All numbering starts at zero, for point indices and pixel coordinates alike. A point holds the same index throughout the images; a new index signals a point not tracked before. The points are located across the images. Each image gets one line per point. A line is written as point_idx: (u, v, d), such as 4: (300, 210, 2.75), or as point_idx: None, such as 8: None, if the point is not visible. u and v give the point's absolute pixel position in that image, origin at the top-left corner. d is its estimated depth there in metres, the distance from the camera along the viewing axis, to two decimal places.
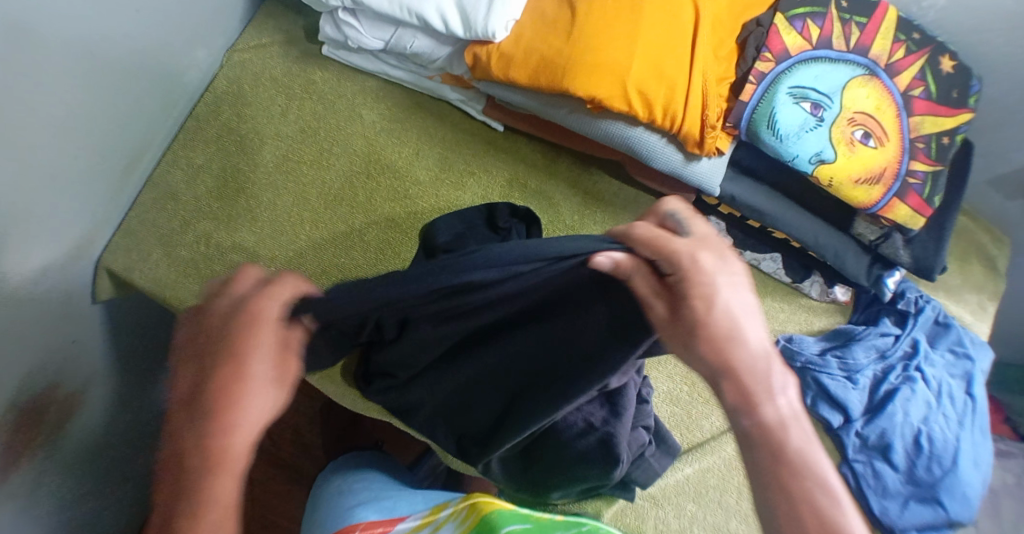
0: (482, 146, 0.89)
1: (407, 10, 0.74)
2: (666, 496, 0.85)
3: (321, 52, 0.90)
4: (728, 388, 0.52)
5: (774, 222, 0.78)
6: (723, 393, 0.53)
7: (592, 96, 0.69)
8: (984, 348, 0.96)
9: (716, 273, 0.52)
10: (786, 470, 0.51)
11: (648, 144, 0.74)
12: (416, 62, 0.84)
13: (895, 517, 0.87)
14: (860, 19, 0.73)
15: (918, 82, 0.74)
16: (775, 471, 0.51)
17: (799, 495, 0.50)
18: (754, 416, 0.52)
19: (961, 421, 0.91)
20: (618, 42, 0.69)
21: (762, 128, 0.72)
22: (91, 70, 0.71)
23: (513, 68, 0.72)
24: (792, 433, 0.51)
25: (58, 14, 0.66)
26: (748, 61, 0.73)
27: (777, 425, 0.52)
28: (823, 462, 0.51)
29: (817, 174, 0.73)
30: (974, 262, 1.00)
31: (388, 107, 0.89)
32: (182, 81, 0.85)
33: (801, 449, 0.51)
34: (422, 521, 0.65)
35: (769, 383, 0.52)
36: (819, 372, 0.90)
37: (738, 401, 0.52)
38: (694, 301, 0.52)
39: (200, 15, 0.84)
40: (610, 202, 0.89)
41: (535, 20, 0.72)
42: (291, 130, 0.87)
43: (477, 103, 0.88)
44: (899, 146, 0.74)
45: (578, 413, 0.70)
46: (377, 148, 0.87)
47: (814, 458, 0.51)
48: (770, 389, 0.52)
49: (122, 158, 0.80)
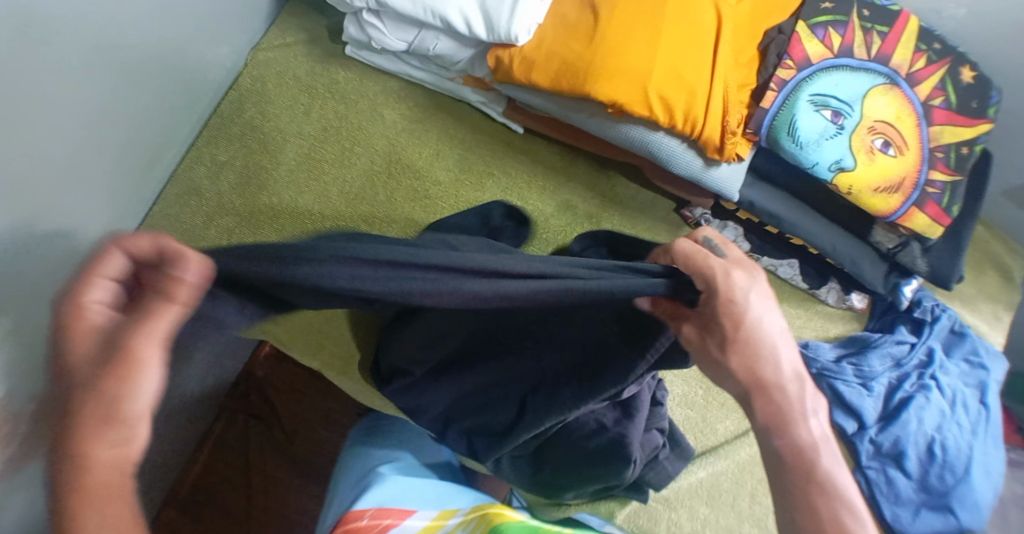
0: (501, 147, 0.90)
1: (430, 12, 0.75)
2: (679, 499, 0.86)
3: (344, 53, 0.91)
4: (759, 404, 0.56)
5: (792, 228, 0.78)
6: (754, 410, 0.56)
7: (613, 101, 0.70)
8: (999, 358, 0.96)
9: (749, 293, 0.55)
10: (815, 489, 0.53)
11: (668, 149, 0.74)
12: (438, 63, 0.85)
13: (907, 524, 0.87)
14: (881, 28, 0.74)
15: (938, 92, 0.75)
16: (799, 485, 0.54)
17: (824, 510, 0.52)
18: (787, 435, 0.55)
19: (975, 430, 0.91)
20: (641, 47, 0.69)
21: (782, 135, 0.72)
22: (115, 66, 0.72)
23: (535, 71, 0.73)
24: (822, 453, 0.54)
25: (85, 9, 0.67)
26: (769, 68, 0.73)
27: (808, 445, 0.55)
28: (847, 481, 0.54)
29: (836, 181, 0.73)
30: (990, 272, 1.01)
31: (409, 107, 0.90)
32: (206, 78, 0.86)
33: (828, 468, 0.54)
34: (432, 524, 0.69)
35: (803, 405, 0.56)
36: (834, 379, 0.91)
37: (773, 419, 0.56)
38: (724, 320, 0.54)
39: (224, 14, 0.85)
40: (627, 205, 0.90)
41: (557, 24, 0.73)
42: (314, 129, 0.88)
43: (498, 105, 0.89)
44: (918, 155, 0.74)
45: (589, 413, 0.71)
46: (397, 148, 0.88)
47: (839, 477, 0.54)
48: (803, 410, 0.56)
49: (146, 153, 0.81)
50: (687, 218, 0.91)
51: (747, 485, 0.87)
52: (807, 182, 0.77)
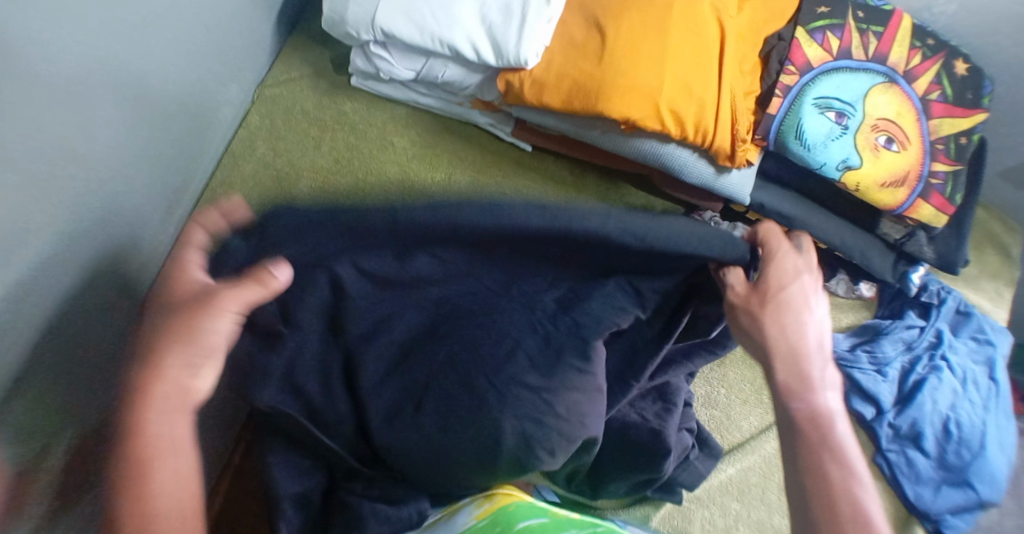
0: (512, 166, 0.91)
1: (438, 41, 0.76)
2: (711, 496, 0.88)
3: (350, 84, 0.93)
4: (783, 372, 0.59)
5: (804, 226, 0.80)
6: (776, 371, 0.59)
7: (626, 117, 0.72)
8: (1005, 333, 1.00)
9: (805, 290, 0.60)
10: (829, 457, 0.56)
11: (680, 159, 0.77)
12: (446, 89, 0.87)
13: (930, 501, 0.90)
14: (876, 29, 0.76)
15: (935, 86, 0.77)
16: (815, 455, 0.57)
17: (833, 477, 0.55)
18: (802, 401, 0.59)
19: (987, 405, 0.94)
20: (649, 64, 0.71)
21: (789, 139, 0.74)
22: (129, 114, 0.73)
23: (546, 93, 0.75)
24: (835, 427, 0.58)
25: (97, 57, 0.67)
26: (772, 75, 0.76)
27: (823, 413, 0.58)
28: (854, 451, 0.57)
29: (843, 180, 0.75)
30: (990, 252, 1.04)
31: (418, 133, 0.91)
32: (215, 116, 0.87)
33: (839, 436, 0.58)
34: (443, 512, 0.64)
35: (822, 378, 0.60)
36: (850, 367, 0.94)
37: (788, 386, 0.59)
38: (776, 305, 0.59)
39: (230, 54, 0.86)
40: (638, 215, 0.91)
41: (565, 45, 0.74)
42: (325, 161, 0.89)
43: (506, 126, 0.91)
44: (920, 148, 0.77)
45: (632, 408, 0.75)
46: (409, 175, 0.89)
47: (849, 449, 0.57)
48: (822, 382, 0.60)
49: (162, 196, 0.82)
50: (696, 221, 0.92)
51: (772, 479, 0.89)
52: (814, 182, 0.80)
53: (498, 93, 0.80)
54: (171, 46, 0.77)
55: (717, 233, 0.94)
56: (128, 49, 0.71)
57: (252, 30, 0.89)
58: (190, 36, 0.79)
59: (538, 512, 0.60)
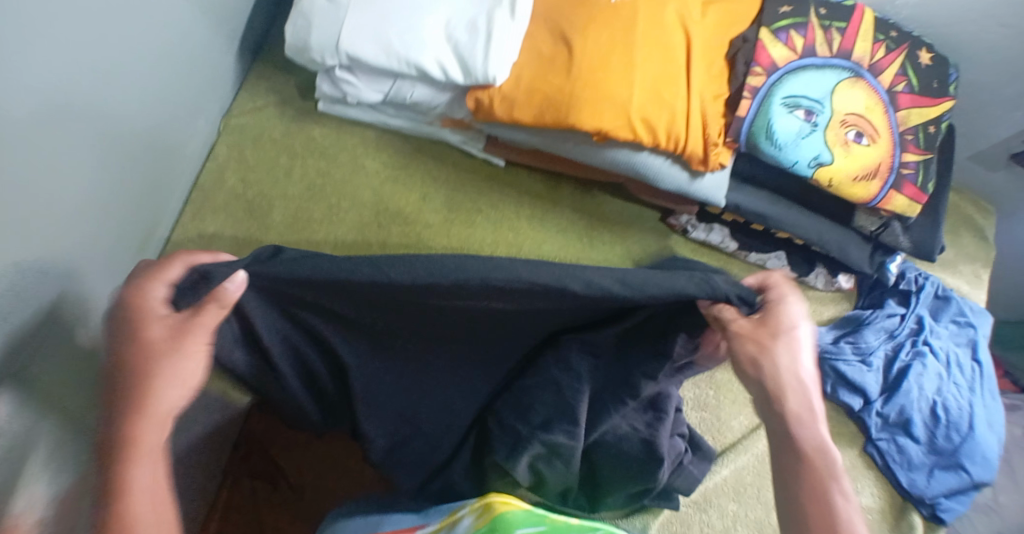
0: (486, 182, 0.91)
1: (405, 62, 0.75)
2: (707, 500, 0.88)
3: (318, 109, 0.92)
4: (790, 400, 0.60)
5: (778, 224, 0.81)
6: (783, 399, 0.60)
7: (598, 128, 0.72)
8: (985, 314, 1.01)
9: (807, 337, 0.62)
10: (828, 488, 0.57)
11: (654, 166, 0.76)
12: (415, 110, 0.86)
13: (924, 486, 0.91)
14: (839, 25, 0.77)
15: (901, 78, 0.78)
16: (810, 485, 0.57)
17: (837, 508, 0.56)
18: (808, 430, 0.59)
19: (972, 387, 0.95)
20: (618, 74, 0.71)
21: (761, 139, 0.75)
22: (101, 158, 0.72)
23: (517, 108, 0.74)
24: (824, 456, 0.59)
25: (66, 99, 0.65)
26: (739, 77, 0.76)
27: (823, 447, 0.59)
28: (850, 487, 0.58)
29: (816, 177, 0.76)
30: (964, 234, 1.06)
31: (389, 155, 0.90)
32: (182, 150, 0.85)
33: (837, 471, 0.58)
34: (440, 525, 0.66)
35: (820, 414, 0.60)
36: (835, 360, 0.94)
37: (791, 416, 0.60)
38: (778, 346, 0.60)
39: (194, 86, 0.85)
40: (615, 223, 0.91)
41: (532, 59, 0.74)
42: (298, 189, 0.88)
43: (477, 142, 0.90)
44: (889, 140, 0.78)
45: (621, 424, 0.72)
46: (384, 198, 0.88)
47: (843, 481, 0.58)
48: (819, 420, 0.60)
49: (135, 236, 0.80)
50: (673, 226, 0.94)
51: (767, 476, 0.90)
52: (788, 179, 0.80)
53: (468, 111, 0.79)
54: (136, 85, 0.75)
55: (693, 235, 0.95)
56: (96, 93, 0.69)
57: (214, 61, 0.88)
58: (153, 69, 0.77)
59: (536, 521, 0.62)
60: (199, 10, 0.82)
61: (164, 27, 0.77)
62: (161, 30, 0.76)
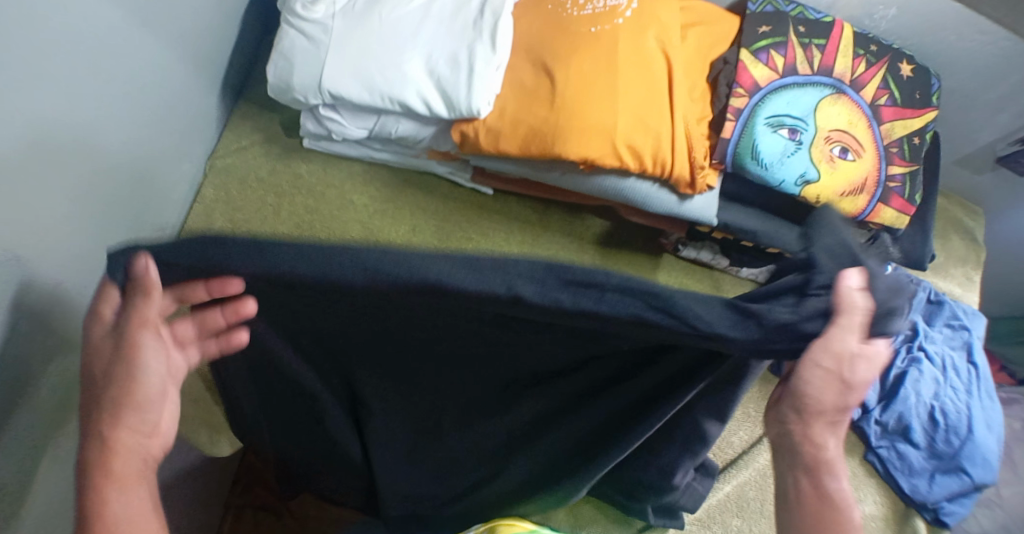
0: (475, 210, 0.91)
1: (389, 99, 0.75)
2: (711, 517, 0.88)
3: (303, 146, 0.91)
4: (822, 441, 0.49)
5: (768, 239, 0.81)
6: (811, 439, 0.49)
7: (584, 158, 0.72)
8: (978, 315, 1.01)
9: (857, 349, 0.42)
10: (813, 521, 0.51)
11: (641, 192, 0.77)
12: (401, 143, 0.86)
13: (926, 491, 0.91)
14: (818, 42, 0.77)
15: (882, 91, 0.79)
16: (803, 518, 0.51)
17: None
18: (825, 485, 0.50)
19: (969, 389, 0.95)
20: (602, 103, 0.71)
21: (747, 160, 0.75)
22: (85, 213, 0.71)
23: (502, 140, 0.74)
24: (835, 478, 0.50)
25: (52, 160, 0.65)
26: (721, 98, 0.76)
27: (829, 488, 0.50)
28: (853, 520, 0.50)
29: (804, 194, 0.76)
30: (954, 236, 1.06)
31: (376, 188, 0.90)
32: (168, 196, 0.85)
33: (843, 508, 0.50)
34: None
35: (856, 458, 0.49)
36: None
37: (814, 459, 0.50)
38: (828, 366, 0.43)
39: (176, 132, 0.84)
40: (606, 245, 0.91)
41: (515, 90, 0.74)
42: (286, 227, 0.87)
43: (465, 172, 0.91)
44: (872, 154, 0.78)
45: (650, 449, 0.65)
46: (374, 231, 0.88)
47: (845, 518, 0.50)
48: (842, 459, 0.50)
49: None
50: (664, 245, 0.92)
51: (766, 490, 0.90)
52: (776, 197, 0.81)
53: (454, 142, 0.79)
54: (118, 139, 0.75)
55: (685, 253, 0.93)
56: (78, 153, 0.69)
57: (196, 105, 0.87)
58: (133, 119, 0.76)
59: None
60: (178, 58, 0.82)
61: (143, 78, 0.76)
62: (140, 82, 0.76)
